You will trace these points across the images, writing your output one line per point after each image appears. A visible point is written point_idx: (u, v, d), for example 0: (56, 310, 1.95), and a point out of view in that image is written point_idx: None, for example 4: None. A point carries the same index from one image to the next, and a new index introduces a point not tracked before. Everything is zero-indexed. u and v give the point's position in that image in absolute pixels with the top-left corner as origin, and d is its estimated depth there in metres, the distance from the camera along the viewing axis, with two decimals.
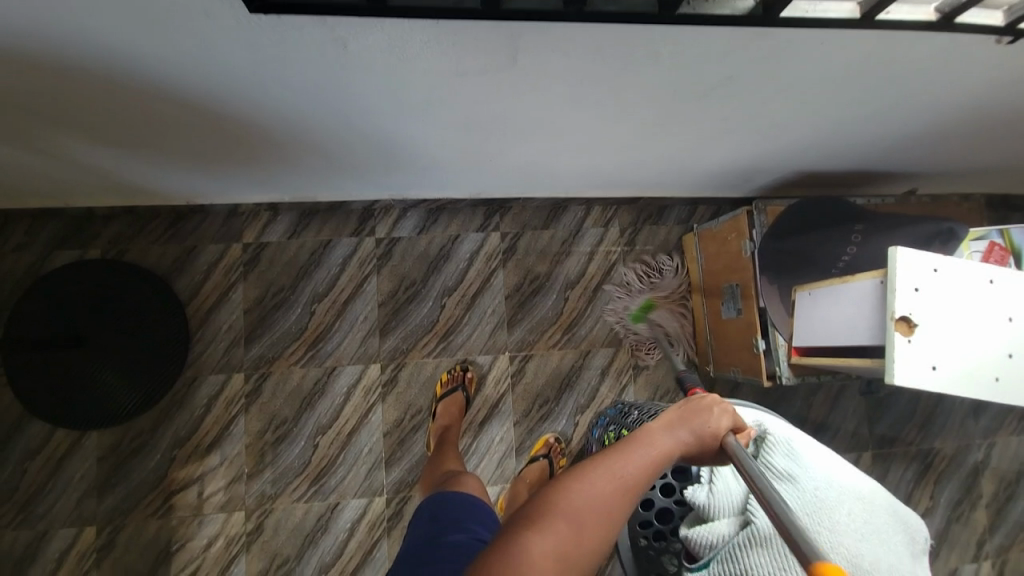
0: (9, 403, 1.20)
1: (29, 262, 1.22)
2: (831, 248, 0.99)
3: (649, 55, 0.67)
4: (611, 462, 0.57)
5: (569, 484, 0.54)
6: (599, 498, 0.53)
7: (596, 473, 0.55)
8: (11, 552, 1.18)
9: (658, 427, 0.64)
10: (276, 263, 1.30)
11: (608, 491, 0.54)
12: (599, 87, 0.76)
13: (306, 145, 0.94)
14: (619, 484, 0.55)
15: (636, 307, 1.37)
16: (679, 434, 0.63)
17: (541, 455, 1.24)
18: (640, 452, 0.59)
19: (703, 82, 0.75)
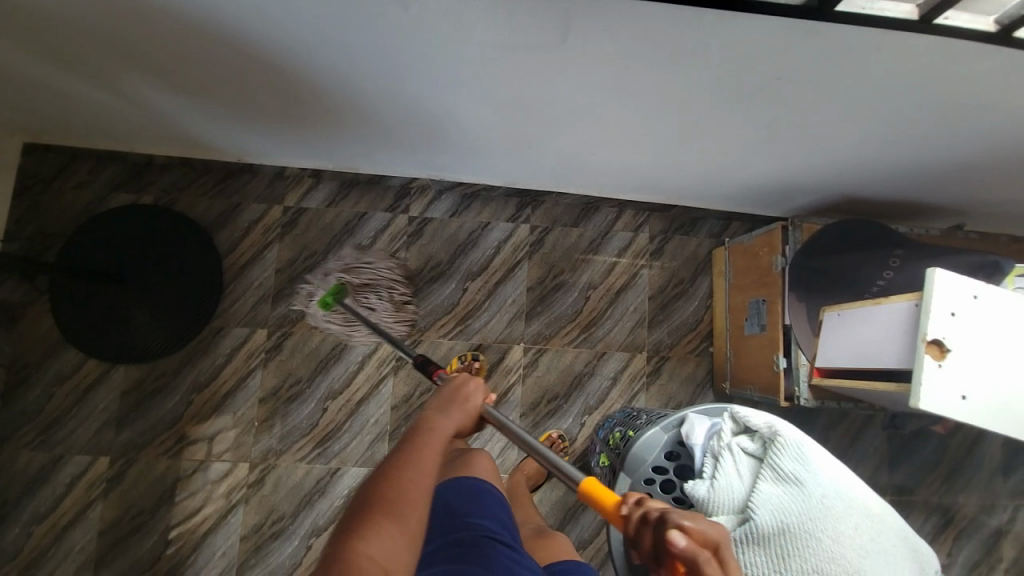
0: (49, 329, 1.27)
1: (89, 200, 1.30)
2: (865, 272, 0.96)
3: (700, 45, 0.68)
4: (410, 462, 0.55)
5: (379, 499, 0.50)
6: (413, 495, 0.52)
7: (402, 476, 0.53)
8: (28, 470, 1.24)
9: (435, 412, 0.66)
10: (311, 229, 1.34)
11: (420, 487, 0.53)
12: (645, 78, 0.77)
13: (356, 112, 0.99)
14: (423, 477, 0.55)
15: (323, 294, 1.23)
16: (455, 416, 0.66)
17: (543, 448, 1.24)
18: (430, 441, 0.60)
19: (752, 82, 0.76)
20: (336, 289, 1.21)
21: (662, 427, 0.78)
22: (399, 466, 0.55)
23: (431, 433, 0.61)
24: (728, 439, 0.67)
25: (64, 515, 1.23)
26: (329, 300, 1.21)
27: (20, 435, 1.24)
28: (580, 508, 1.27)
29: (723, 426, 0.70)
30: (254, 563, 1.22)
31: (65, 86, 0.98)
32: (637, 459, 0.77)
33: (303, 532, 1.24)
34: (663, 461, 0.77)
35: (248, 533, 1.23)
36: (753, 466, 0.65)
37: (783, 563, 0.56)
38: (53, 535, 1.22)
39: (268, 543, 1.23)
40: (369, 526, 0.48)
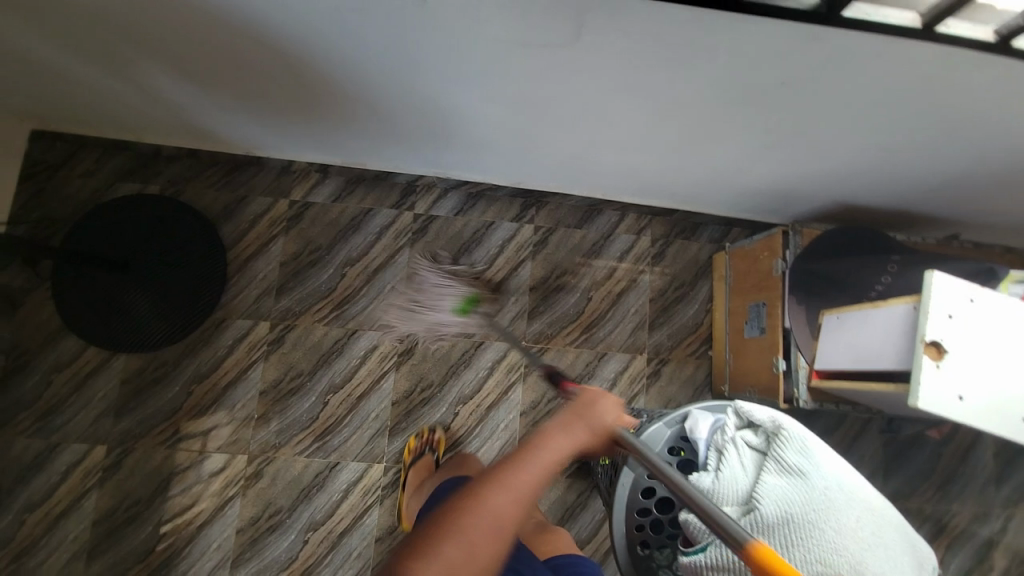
0: (50, 316, 1.27)
1: (94, 189, 1.31)
2: (864, 277, 0.98)
3: (710, 47, 0.70)
4: (503, 477, 0.54)
5: (462, 504, 0.52)
6: (501, 513, 0.52)
7: (490, 491, 0.53)
8: (23, 458, 1.23)
9: (557, 424, 0.61)
10: (317, 223, 1.35)
11: (502, 507, 0.52)
12: (655, 79, 0.79)
13: (369, 107, 1.00)
14: (512, 496, 0.53)
15: (457, 300, 1.23)
16: (573, 433, 0.61)
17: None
18: (535, 458, 0.56)
19: (759, 86, 0.78)
20: (472, 297, 1.23)
21: (665, 422, 0.78)
22: (491, 479, 0.54)
23: (540, 448, 0.57)
24: (733, 433, 0.69)
25: (58, 504, 1.22)
26: (466, 306, 1.22)
27: (16, 422, 1.23)
28: (578, 507, 1.28)
29: (727, 421, 0.72)
30: (250, 556, 1.21)
31: (81, 73, 0.99)
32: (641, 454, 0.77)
33: (300, 526, 1.23)
34: (666, 455, 0.77)
35: (245, 526, 1.23)
36: (757, 459, 0.66)
37: (786, 551, 0.56)
38: (46, 525, 1.21)
39: (265, 537, 1.22)
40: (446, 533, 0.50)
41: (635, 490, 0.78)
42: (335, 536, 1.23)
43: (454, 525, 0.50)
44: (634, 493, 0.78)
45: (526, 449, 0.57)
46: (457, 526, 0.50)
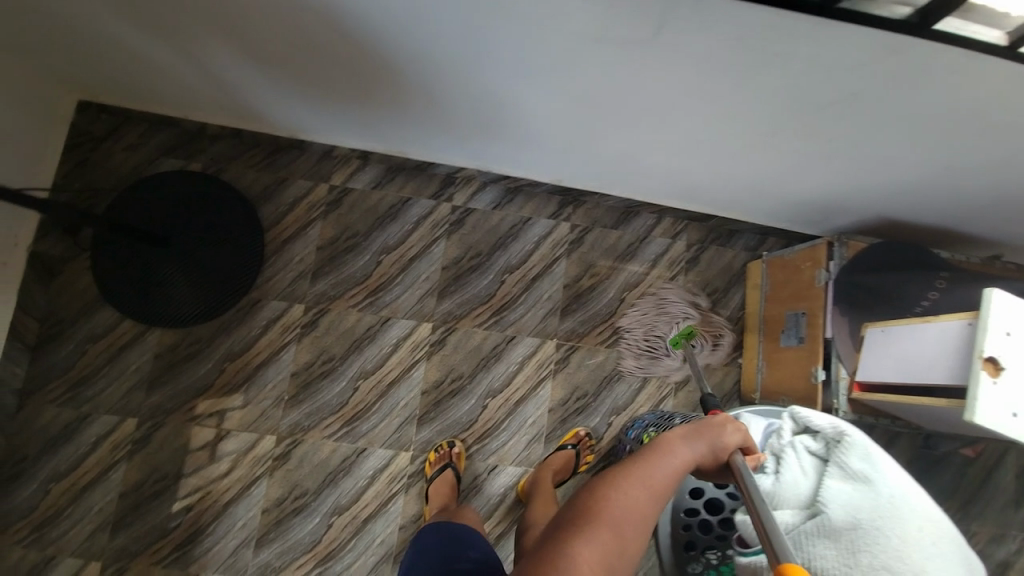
0: (86, 287, 1.27)
1: (137, 163, 1.31)
2: (910, 292, 0.98)
3: (786, 54, 0.71)
4: (637, 473, 0.52)
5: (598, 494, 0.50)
6: (637, 508, 0.50)
7: (625, 485, 0.51)
8: (52, 427, 1.23)
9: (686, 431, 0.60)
10: (355, 210, 1.35)
11: (638, 503, 0.50)
12: (725, 82, 0.79)
13: (424, 96, 1.01)
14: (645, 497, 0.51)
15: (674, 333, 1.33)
16: (703, 445, 0.58)
17: (570, 444, 1.25)
18: (666, 462, 0.54)
19: (826, 95, 0.79)
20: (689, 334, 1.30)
21: None
22: (625, 473, 0.52)
23: (670, 451, 0.55)
24: (790, 438, 0.69)
25: (86, 475, 1.22)
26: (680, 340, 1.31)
27: (47, 390, 1.24)
28: None
29: (783, 425, 0.71)
30: (274, 537, 1.22)
31: (142, 45, 1.00)
32: None
33: (325, 510, 1.24)
34: None
35: (270, 506, 1.23)
36: (816, 465, 0.66)
37: (853, 556, 0.56)
38: (72, 494, 1.21)
39: (289, 519, 1.23)
40: (587, 522, 0.48)
41: (683, 491, 0.80)
42: (359, 522, 1.24)
43: (594, 514, 0.48)
44: (681, 494, 0.80)
45: (658, 451, 0.56)
46: (599, 514, 0.48)
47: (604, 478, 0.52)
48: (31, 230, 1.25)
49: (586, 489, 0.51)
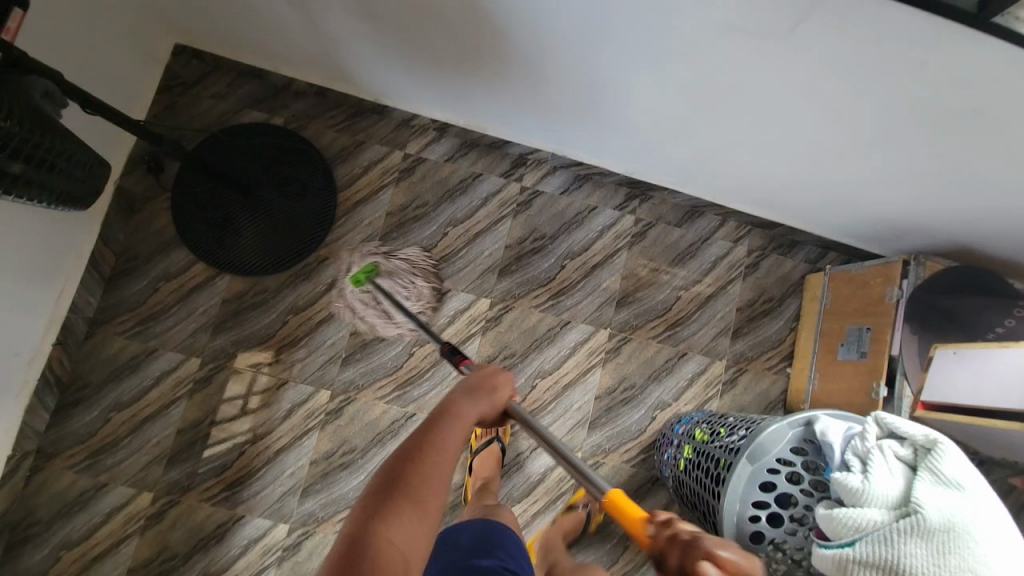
0: (164, 226, 1.31)
1: (221, 112, 1.34)
2: (986, 317, 1.01)
3: (913, 59, 0.74)
4: (438, 445, 0.61)
5: (401, 477, 0.57)
6: (435, 478, 0.58)
7: (423, 461, 0.59)
8: (118, 358, 1.27)
9: (469, 392, 0.72)
10: (427, 180, 1.38)
11: (436, 473, 0.59)
12: (846, 84, 0.82)
13: (537, 72, 1.05)
14: (441, 465, 0.59)
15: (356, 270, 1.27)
16: (483, 403, 0.71)
17: (580, 506, 1.24)
18: (456, 425, 0.65)
19: (936, 108, 0.82)
20: (368, 268, 1.24)
21: (788, 424, 0.80)
22: (429, 448, 0.60)
23: (458, 414, 0.66)
24: (877, 441, 0.70)
25: (146, 408, 1.26)
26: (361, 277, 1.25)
27: (117, 322, 1.28)
28: (637, 497, 1.30)
29: (867, 428, 0.72)
30: (320, 488, 1.25)
31: None
32: (763, 449, 0.79)
33: (371, 468, 1.27)
34: (790, 454, 0.80)
35: (319, 458, 1.26)
36: (904, 470, 0.67)
37: (943, 557, 0.58)
38: (131, 425, 1.25)
39: (336, 473, 1.26)
40: (393, 508, 0.54)
41: (754, 485, 0.79)
42: None
43: (406, 494, 0.56)
44: (752, 487, 0.79)
45: (450, 418, 0.66)
46: (410, 495, 0.56)
47: (410, 460, 0.59)
48: (118, 166, 1.29)
49: (392, 470, 0.58)
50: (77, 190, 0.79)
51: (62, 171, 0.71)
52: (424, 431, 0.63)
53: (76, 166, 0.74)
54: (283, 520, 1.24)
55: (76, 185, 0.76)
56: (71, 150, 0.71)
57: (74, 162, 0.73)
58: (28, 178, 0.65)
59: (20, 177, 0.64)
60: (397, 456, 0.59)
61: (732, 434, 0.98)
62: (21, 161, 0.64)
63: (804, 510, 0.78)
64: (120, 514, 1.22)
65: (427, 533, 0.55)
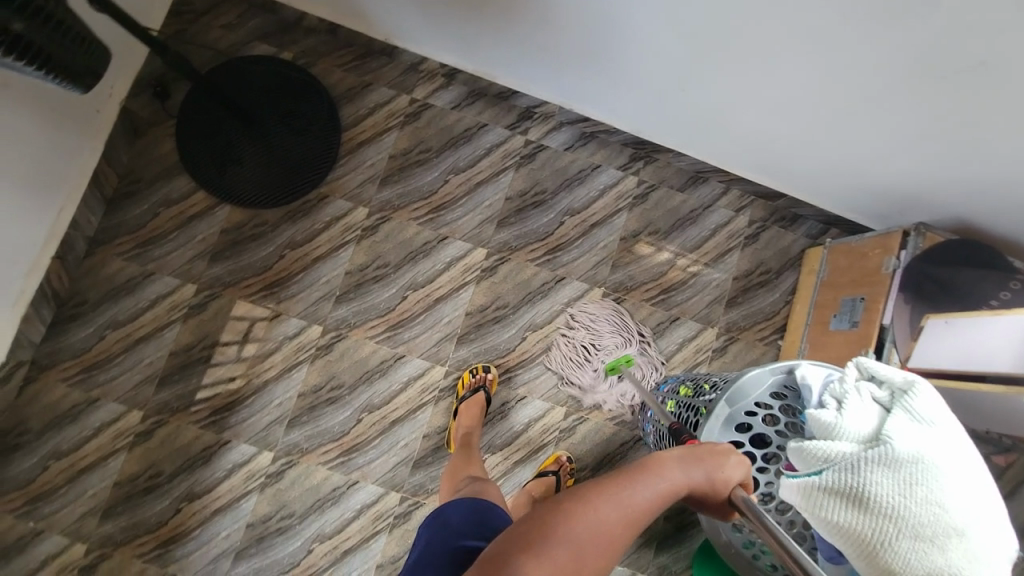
0: (167, 153, 1.32)
1: (231, 43, 1.34)
2: (983, 288, 1.03)
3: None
4: (600, 498, 0.53)
5: (564, 516, 0.52)
6: (596, 537, 0.51)
7: (591, 513, 0.52)
8: (116, 278, 1.28)
9: (671, 457, 0.60)
10: (432, 126, 1.37)
11: (598, 532, 0.52)
12: (851, 24, 0.85)
13: (550, 8, 1.06)
14: (610, 526, 0.52)
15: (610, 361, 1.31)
16: (691, 474, 0.59)
17: (550, 472, 1.23)
18: (646, 487, 0.56)
19: (930, 57, 0.85)
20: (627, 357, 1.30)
21: (770, 369, 0.80)
22: (592, 501, 0.53)
23: (655, 476, 0.57)
24: (856, 383, 0.70)
25: (140, 329, 1.28)
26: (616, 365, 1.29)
27: (116, 243, 1.29)
28: (617, 455, 1.31)
29: (847, 372, 0.72)
30: (306, 420, 1.27)
31: None
32: (744, 391, 0.80)
33: (357, 405, 1.28)
34: (769, 397, 0.81)
35: (307, 392, 1.28)
36: (880, 411, 0.68)
37: (909, 488, 0.60)
38: (124, 344, 1.27)
39: (322, 407, 1.28)
40: (544, 543, 0.50)
41: (731, 425, 0.80)
42: (387, 422, 1.28)
43: (545, 539, 0.51)
44: (729, 426, 0.80)
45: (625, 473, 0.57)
46: (561, 539, 0.51)
47: (578, 503, 0.53)
48: (125, 87, 1.30)
49: (545, 507, 0.53)
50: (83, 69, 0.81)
51: (61, 43, 0.75)
52: (612, 480, 0.55)
53: (73, 44, 0.77)
54: (267, 449, 1.26)
55: (76, 61, 0.78)
56: (74, 24, 0.76)
57: (75, 38, 0.77)
58: (29, 40, 0.70)
59: (22, 37, 0.70)
60: (573, 492, 0.54)
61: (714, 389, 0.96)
62: (21, 19, 0.69)
63: (777, 449, 0.80)
64: (110, 430, 1.24)
65: None
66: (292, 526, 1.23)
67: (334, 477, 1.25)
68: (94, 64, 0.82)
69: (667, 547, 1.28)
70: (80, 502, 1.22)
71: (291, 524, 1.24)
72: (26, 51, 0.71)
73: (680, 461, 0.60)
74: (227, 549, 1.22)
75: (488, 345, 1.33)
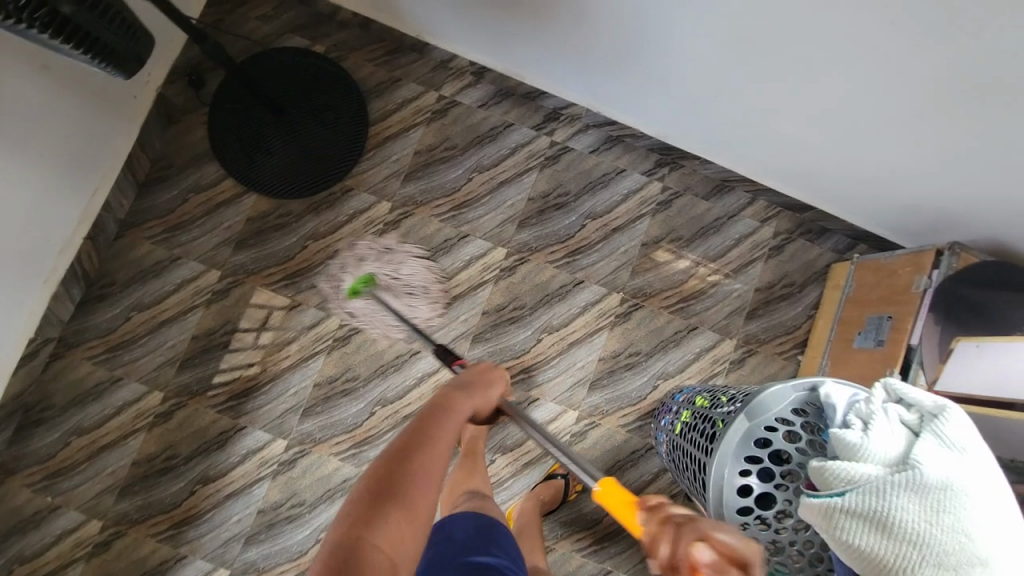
0: (198, 140, 1.34)
1: (265, 34, 1.36)
2: (1013, 312, 0.99)
3: (953, 13, 0.76)
4: (426, 441, 0.60)
5: (394, 475, 0.56)
6: (431, 480, 0.58)
7: (417, 458, 0.58)
8: (144, 261, 1.31)
9: (457, 390, 0.74)
10: (458, 123, 1.37)
11: (430, 472, 0.58)
12: (887, 41, 0.85)
13: (585, 9, 1.06)
14: (439, 459, 0.60)
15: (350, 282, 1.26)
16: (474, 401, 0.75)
17: (560, 475, 1.24)
18: (451, 422, 0.65)
19: (975, 75, 0.83)
20: (365, 279, 1.24)
21: (792, 385, 0.79)
22: (415, 449, 0.59)
23: (453, 409, 0.68)
24: (883, 405, 0.69)
25: (164, 312, 1.30)
26: (358, 288, 1.24)
27: (145, 227, 1.32)
28: (628, 463, 1.30)
29: (874, 393, 0.71)
30: (320, 410, 1.28)
31: None
32: (764, 406, 0.79)
33: (371, 398, 1.29)
34: (791, 413, 0.79)
35: (323, 381, 1.30)
36: (907, 434, 0.67)
37: (934, 515, 0.59)
38: (149, 326, 1.30)
39: (337, 398, 1.29)
40: (388, 508, 0.54)
41: (749, 440, 0.79)
42: (399, 417, 1.29)
43: (391, 500, 0.55)
44: (747, 441, 0.79)
45: (438, 412, 0.66)
46: (401, 494, 0.55)
47: (405, 457, 0.58)
48: (162, 74, 1.33)
49: (376, 477, 0.56)
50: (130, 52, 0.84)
51: (105, 26, 0.77)
52: (421, 426, 0.63)
53: (118, 27, 0.79)
54: (281, 436, 1.27)
55: (122, 44, 0.81)
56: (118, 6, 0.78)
57: (120, 23, 0.79)
58: (76, 23, 0.73)
59: (69, 21, 0.72)
60: (393, 451, 0.58)
61: (733, 401, 0.93)
62: (70, 3, 0.71)
63: (797, 467, 0.78)
64: (130, 410, 1.27)
65: (417, 535, 0.55)
66: (301, 515, 1.25)
67: (344, 468, 1.27)
68: (140, 47, 0.84)
69: None
70: (98, 479, 1.25)
71: (300, 513, 1.25)
72: (73, 33, 0.73)
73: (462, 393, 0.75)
74: (238, 533, 1.24)
75: (503, 344, 1.32)
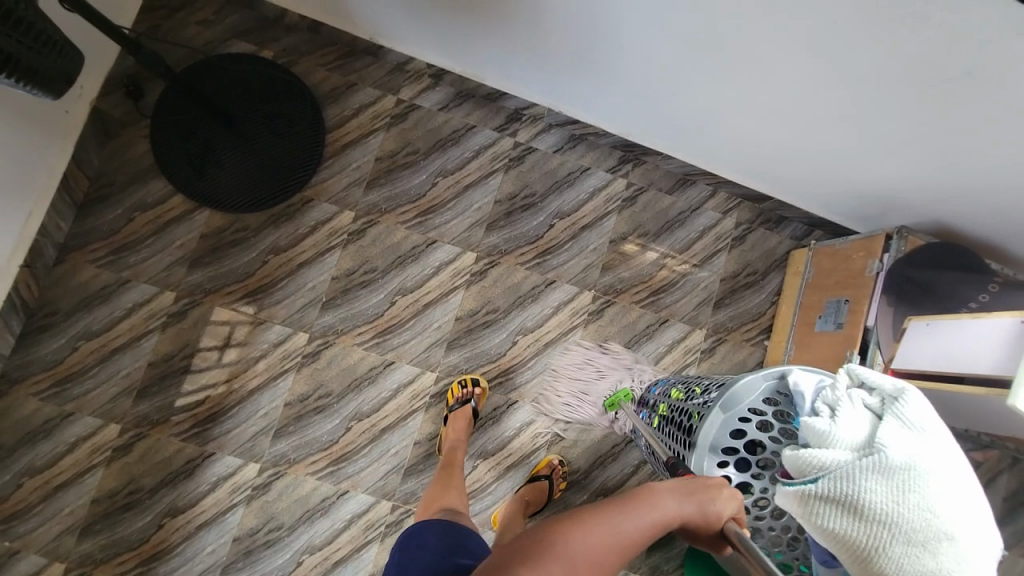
0: (142, 155, 1.27)
1: (207, 39, 1.29)
2: (963, 291, 1.06)
3: (892, 14, 0.80)
4: (597, 519, 0.54)
5: (551, 530, 0.52)
6: (584, 560, 0.51)
7: (578, 532, 0.52)
8: (89, 286, 1.23)
9: (666, 487, 0.61)
10: (419, 127, 1.35)
11: (587, 554, 0.51)
12: (834, 37, 0.88)
13: (542, 13, 1.06)
14: (599, 549, 0.52)
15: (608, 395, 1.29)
16: (688, 505, 0.60)
17: (543, 476, 1.23)
18: (637, 514, 0.56)
19: (915, 70, 0.87)
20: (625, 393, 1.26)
21: (762, 375, 0.81)
22: (581, 519, 0.53)
23: (647, 505, 0.57)
24: (847, 390, 0.72)
25: (116, 339, 1.23)
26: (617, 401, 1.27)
27: (88, 250, 1.23)
28: (609, 458, 1.32)
29: (838, 379, 0.74)
30: (293, 430, 1.24)
31: None
32: (736, 397, 0.81)
33: (346, 414, 1.26)
34: (762, 403, 0.82)
35: (294, 400, 1.25)
36: (872, 417, 0.70)
37: (901, 494, 0.62)
38: (100, 355, 1.22)
39: (310, 416, 1.25)
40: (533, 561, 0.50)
41: (725, 431, 0.81)
42: (377, 430, 1.26)
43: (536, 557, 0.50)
44: (723, 433, 0.81)
45: (628, 501, 0.57)
46: (548, 555, 0.50)
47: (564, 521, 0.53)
48: (96, 85, 1.24)
49: (534, 530, 0.53)
50: (60, 73, 0.78)
51: (32, 46, 0.71)
52: (600, 505, 0.56)
53: (45, 47, 0.73)
54: (253, 460, 1.22)
55: (49, 63, 0.75)
56: (44, 25, 0.73)
57: (47, 41, 0.74)
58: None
59: None
60: (563, 513, 0.54)
61: (706, 392, 0.96)
62: None
63: (771, 454, 0.81)
64: (86, 445, 1.19)
65: None
66: (280, 539, 1.21)
67: (323, 487, 1.23)
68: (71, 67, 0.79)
69: (658, 547, 1.30)
70: (57, 520, 1.17)
71: (280, 537, 1.21)
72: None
73: (671, 490, 0.61)
74: (212, 564, 1.19)
75: (479, 348, 1.31)
